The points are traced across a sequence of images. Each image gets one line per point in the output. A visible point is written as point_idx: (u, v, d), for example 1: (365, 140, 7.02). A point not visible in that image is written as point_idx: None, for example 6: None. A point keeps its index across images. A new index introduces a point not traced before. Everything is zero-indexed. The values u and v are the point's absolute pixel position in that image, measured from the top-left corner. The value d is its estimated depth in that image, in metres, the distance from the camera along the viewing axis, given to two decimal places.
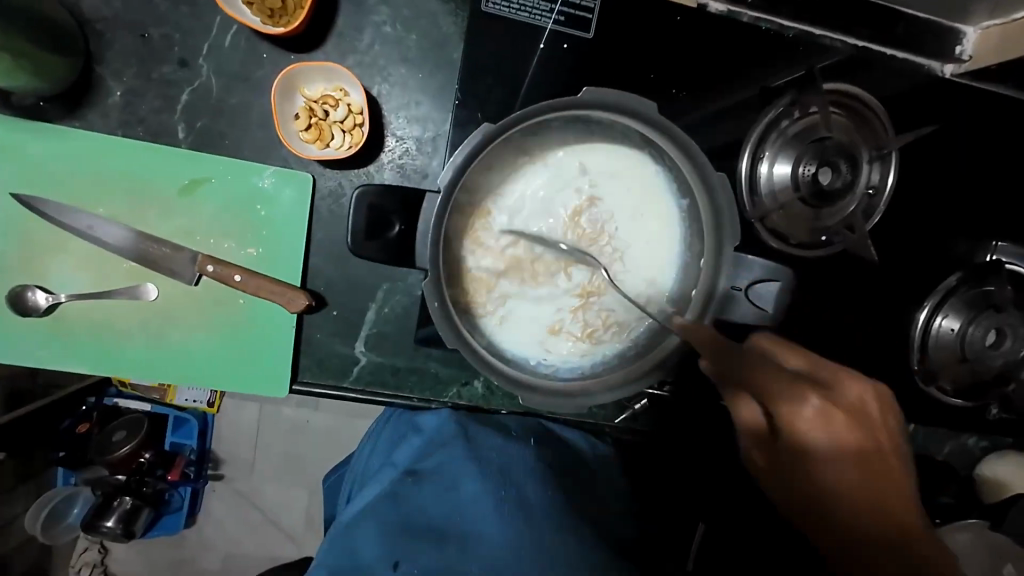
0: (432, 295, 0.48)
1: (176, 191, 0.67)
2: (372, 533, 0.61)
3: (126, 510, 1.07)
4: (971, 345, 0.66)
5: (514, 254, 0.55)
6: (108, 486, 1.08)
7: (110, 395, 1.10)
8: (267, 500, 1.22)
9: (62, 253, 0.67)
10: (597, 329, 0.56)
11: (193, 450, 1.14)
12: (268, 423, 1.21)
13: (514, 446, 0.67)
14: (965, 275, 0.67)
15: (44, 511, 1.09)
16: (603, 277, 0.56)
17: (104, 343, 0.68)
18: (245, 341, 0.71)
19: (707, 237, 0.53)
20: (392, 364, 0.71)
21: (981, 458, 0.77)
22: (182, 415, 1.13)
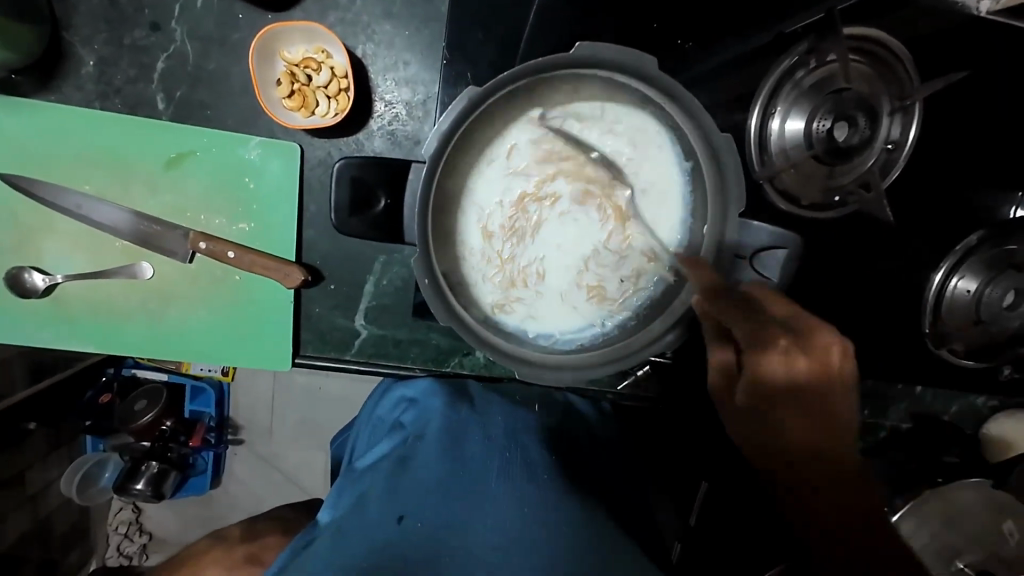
0: (422, 272, 0.47)
1: (162, 166, 0.65)
2: (379, 491, 0.60)
3: (154, 473, 1.11)
4: (987, 307, 0.63)
5: (507, 225, 0.53)
6: (136, 452, 1.11)
7: (127, 365, 1.13)
8: (285, 463, 1.28)
9: (54, 234, 0.66)
10: (604, 294, 0.54)
11: (212, 417, 1.17)
12: (282, 392, 1.24)
13: (518, 411, 0.69)
14: (988, 233, 0.63)
15: (78, 475, 1.14)
16: (612, 241, 0.53)
17: (107, 322, 0.69)
18: (245, 316, 0.71)
19: (710, 201, 0.50)
20: (393, 337, 0.71)
21: (987, 417, 0.76)
22: (198, 384, 1.15)
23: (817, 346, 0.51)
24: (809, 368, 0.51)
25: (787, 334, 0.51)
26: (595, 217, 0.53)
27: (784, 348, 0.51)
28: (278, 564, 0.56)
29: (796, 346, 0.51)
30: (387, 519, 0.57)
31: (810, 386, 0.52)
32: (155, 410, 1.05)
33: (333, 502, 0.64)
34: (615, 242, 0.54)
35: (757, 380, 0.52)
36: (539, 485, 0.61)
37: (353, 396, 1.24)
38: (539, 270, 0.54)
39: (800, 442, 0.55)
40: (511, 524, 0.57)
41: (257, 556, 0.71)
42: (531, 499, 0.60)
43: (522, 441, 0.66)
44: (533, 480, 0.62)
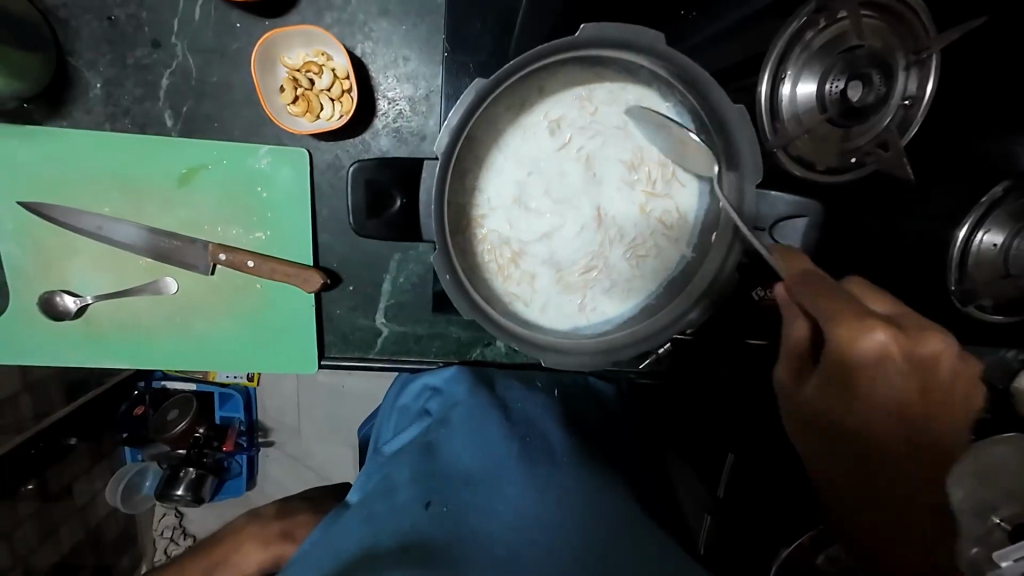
0: (442, 268, 0.46)
1: (176, 182, 0.66)
2: (404, 476, 0.61)
3: (192, 479, 1.16)
4: (1015, 259, 0.62)
5: (527, 229, 0.53)
6: (174, 459, 1.16)
7: (157, 378, 1.14)
8: (318, 460, 1.32)
9: (78, 256, 0.67)
10: (633, 268, 0.54)
11: (242, 422, 1.20)
12: (308, 393, 1.25)
13: (536, 395, 0.70)
14: (1011, 184, 0.62)
15: (121, 485, 1.17)
16: (638, 216, 0.53)
17: (138, 339, 0.71)
18: (267, 322, 0.72)
19: (725, 175, 0.49)
20: (415, 333, 0.76)
21: (1020, 371, 0.75)
22: (226, 391, 1.16)
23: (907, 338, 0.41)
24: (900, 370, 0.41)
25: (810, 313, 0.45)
26: (619, 193, 0.53)
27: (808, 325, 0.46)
28: (310, 540, 0.59)
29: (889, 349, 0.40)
30: (413, 502, 0.57)
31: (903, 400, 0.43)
32: (187, 419, 1.08)
33: (361, 483, 0.66)
34: (639, 219, 0.53)
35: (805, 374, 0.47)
36: (556, 466, 0.61)
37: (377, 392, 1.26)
38: (563, 250, 0.54)
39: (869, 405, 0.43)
40: (535, 506, 0.57)
41: (289, 532, 0.74)
42: (554, 481, 0.59)
43: (539, 422, 0.66)
44: (553, 461, 0.62)
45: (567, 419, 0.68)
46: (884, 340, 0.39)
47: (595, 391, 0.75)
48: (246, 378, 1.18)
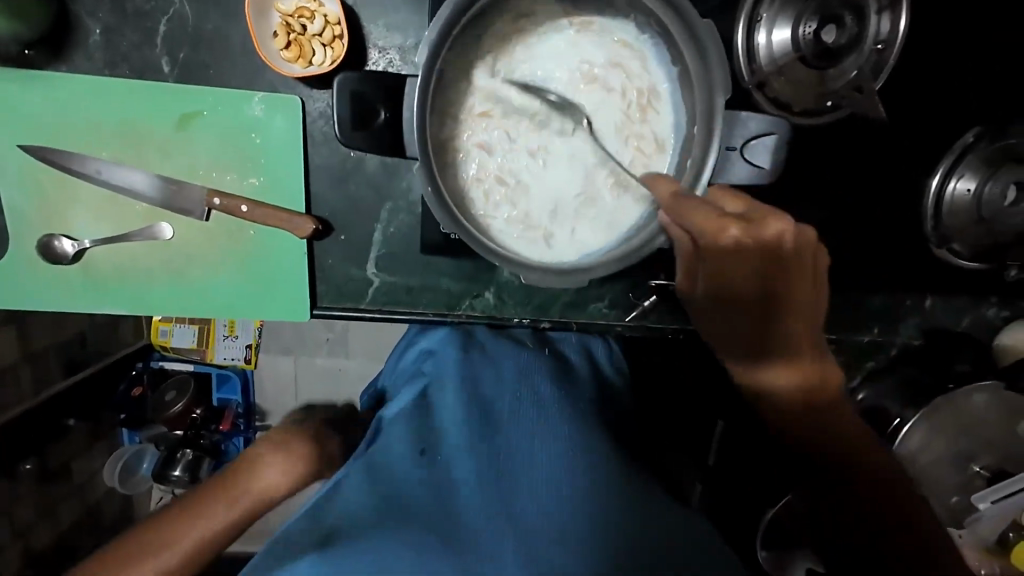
0: (423, 179, 0.48)
1: (173, 128, 0.68)
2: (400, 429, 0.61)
3: (189, 460, 1.16)
4: (988, 205, 0.64)
5: (517, 153, 0.55)
6: (171, 441, 1.18)
7: (155, 359, 1.19)
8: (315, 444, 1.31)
9: (77, 202, 0.69)
10: (613, 197, 0.56)
11: (239, 404, 1.22)
12: (305, 374, 1.25)
13: (528, 353, 0.73)
14: (982, 131, 0.65)
15: (118, 465, 1.18)
16: (618, 146, 0.55)
17: (135, 286, 0.72)
18: (261, 270, 0.74)
19: (698, 98, 0.50)
20: (405, 283, 0.78)
21: (1001, 328, 0.77)
22: (223, 372, 1.20)
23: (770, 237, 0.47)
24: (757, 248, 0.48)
25: (739, 224, 0.47)
26: (600, 123, 0.55)
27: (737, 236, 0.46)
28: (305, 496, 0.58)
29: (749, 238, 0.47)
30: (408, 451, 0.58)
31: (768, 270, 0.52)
32: (184, 399, 1.13)
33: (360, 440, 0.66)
34: (619, 148, 0.55)
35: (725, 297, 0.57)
36: (551, 416, 0.63)
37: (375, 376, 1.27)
38: (545, 179, 0.56)
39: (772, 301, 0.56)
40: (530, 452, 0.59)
41: None
42: (548, 429, 0.61)
43: (532, 377, 0.69)
44: (545, 411, 0.63)
45: (554, 375, 0.70)
46: (737, 235, 0.46)
47: (587, 354, 0.78)
48: (243, 360, 1.21)
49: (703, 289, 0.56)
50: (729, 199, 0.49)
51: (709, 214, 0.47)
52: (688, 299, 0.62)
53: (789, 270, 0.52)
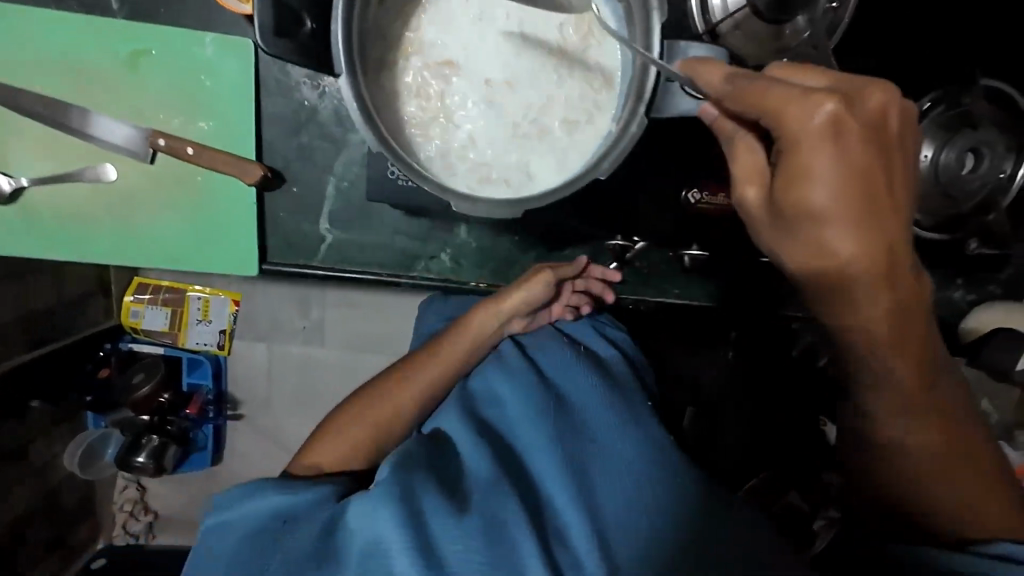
0: (350, 97, 0.46)
1: (119, 66, 0.67)
2: (453, 424, 0.57)
3: (155, 446, 1.08)
4: (945, 170, 0.65)
5: (462, 99, 0.54)
6: (134, 428, 1.09)
7: (126, 340, 1.11)
8: (288, 436, 1.23)
9: (17, 138, 0.67)
10: (561, 137, 0.55)
11: (209, 390, 1.14)
12: (279, 364, 1.16)
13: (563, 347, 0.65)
14: (941, 95, 0.64)
15: (80, 450, 1.10)
16: (561, 86, 0.54)
17: (75, 229, 0.71)
18: (208, 218, 0.72)
19: (638, 23, 0.48)
20: (359, 241, 0.76)
21: (968, 311, 0.77)
22: (196, 357, 1.12)
23: (872, 110, 0.35)
24: (865, 137, 0.34)
25: (833, 95, 0.34)
26: (542, 62, 0.54)
27: (831, 113, 0.34)
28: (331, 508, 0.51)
29: (843, 112, 0.34)
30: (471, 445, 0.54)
31: (869, 177, 0.35)
32: (152, 383, 1.06)
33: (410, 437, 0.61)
34: (561, 88, 0.54)
35: (833, 253, 0.36)
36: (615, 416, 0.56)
37: None
38: (486, 117, 0.55)
39: (876, 259, 0.36)
40: (621, 452, 0.53)
41: None
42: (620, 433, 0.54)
43: (590, 389, 0.59)
44: (618, 426, 0.55)
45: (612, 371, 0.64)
46: (832, 110, 0.34)
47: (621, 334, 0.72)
48: (217, 344, 1.15)
49: (798, 240, 0.37)
50: (801, 74, 0.37)
51: (791, 94, 0.35)
52: (794, 271, 0.39)
53: (892, 184, 0.36)
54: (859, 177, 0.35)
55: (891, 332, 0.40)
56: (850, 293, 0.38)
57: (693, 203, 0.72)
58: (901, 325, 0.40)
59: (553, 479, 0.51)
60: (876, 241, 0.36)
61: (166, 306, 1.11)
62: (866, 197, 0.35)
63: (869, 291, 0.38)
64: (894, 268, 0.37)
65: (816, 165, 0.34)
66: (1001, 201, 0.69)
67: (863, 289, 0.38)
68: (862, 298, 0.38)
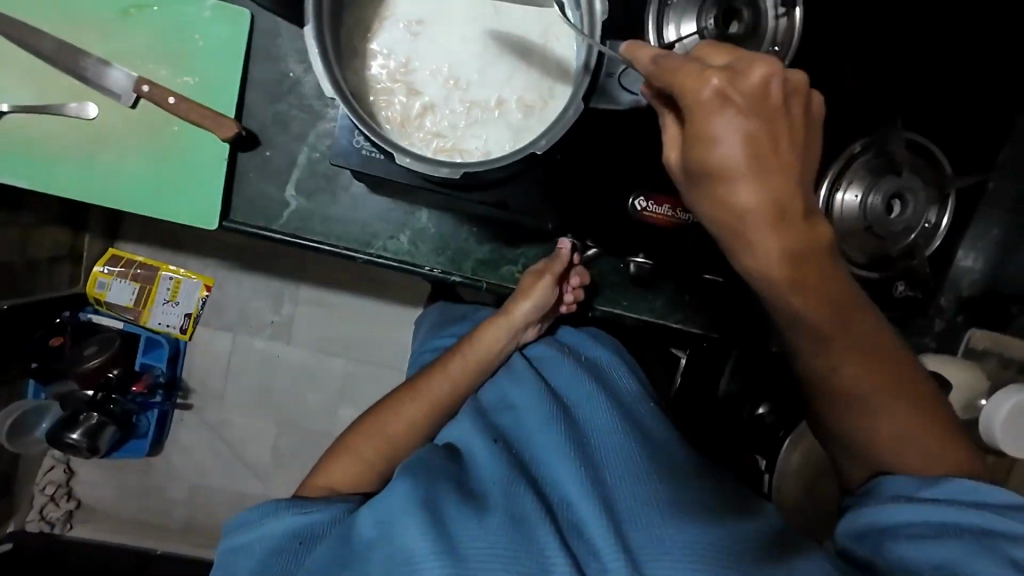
0: (316, 53, 0.51)
1: (117, 16, 0.71)
2: (470, 442, 0.70)
3: (92, 424, 1.21)
4: (872, 211, 0.70)
5: (427, 63, 0.59)
6: (79, 402, 1.24)
7: (86, 313, 1.28)
8: (234, 434, 1.40)
9: (12, 69, 0.72)
10: (518, 123, 0.60)
11: (162, 372, 1.32)
12: (240, 353, 1.38)
13: (567, 366, 0.77)
14: (867, 142, 0.70)
15: (11, 418, 1.19)
16: (520, 76, 0.60)
17: (44, 160, 0.73)
18: (177, 167, 0.74)
19: (586, 24, 0.54)
20: (321, 212, 0.78)
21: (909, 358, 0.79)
22: (155, 337, 1.31)
23: (755, 82, 0.42)
24: (748, 102, 0.42)
25: (719, 71, 0.42)
26: (504, 53, 0.60)
27: (717, 85, 0.41)
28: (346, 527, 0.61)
29: (728, 84, 0.41)
30: (488, 458, 0.66)
31: (756, 138, 0.41)
32: (103, 355, 1.22)
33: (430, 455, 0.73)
34: (520, 79, 0.60)
35: (729, 203, 0.43)
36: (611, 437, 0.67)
37: (309, 365, 1.40)
38: (448, 96, 0.60)
39: (772, 211, 0.43)
40: (607, 460, 0.64)
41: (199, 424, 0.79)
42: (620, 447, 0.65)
43: (590, 408, 0.71)
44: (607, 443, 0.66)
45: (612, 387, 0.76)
46: (719, 83, 0.41)
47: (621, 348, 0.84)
48: (178, 331, 1.34)
49: (706, 197, 0.44)
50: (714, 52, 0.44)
51: (690, 71, 0.42)
52: (709, 227, 0.46)
53: (777, 141, 0.42)
54: (747, 136, 0.41)
55: (789, 271, 0.46)
56: (759, 237, 0.44)
57: (640, 210, 0.74)
58: (808, 276, 0.47)
59: (566, 481, 0.61)
60: (769, 193, 0.42)
61: (135, 281, 1.32)
62: (756, 152, 0.42)
63: (767, 236, 0.44)
64: (791, 218, 0.44)
65: (726, 160, 0.42)
66: (920, 249, 0.74)
67: (762, 235, 0.44)
68: (765, 244, 0.44)
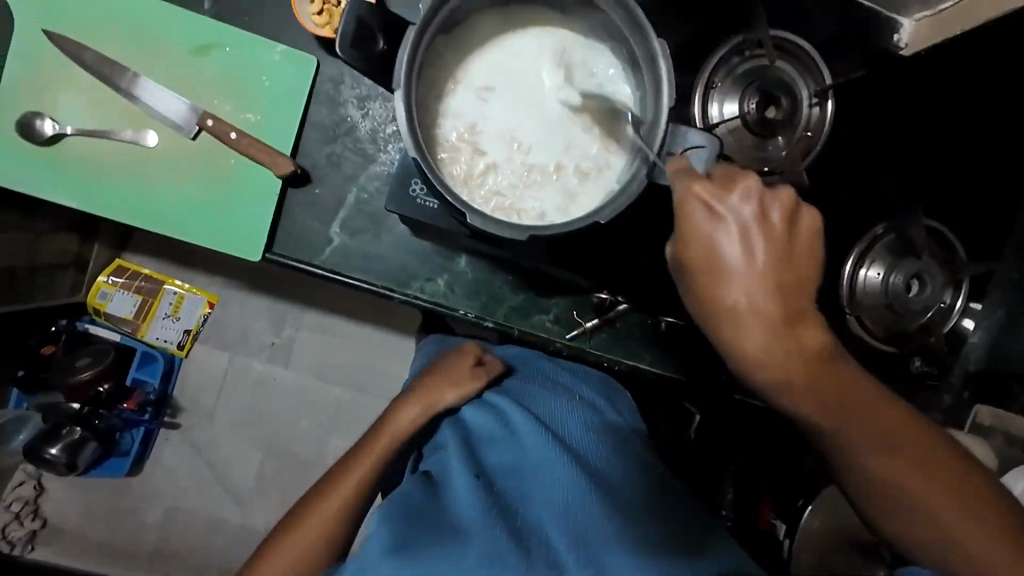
0: (402, 112, 0.52)
1: (190, 52, 0.74)
2: (451, 471, 0.66)
3: (73, 440, 1.16)
4: (893, 290, 0.75)
5: (495, 127, 0.62)
6: (61, 415, 1.17)
7: (82, 322, 1.24)
8: (219, 457, 1.36)
9: (75, 92, 0.72)
10: (576, 188, 0.63)
11: (153, 389, 1.28)
12: (236, 374, 1.36)
13: (559, 402, 0.78)
14: (889, 225, 0.75)
15: None
16: (581, 146, 0.63)
17: (95, 181, 0.73)
18: (228, 198, 0.76)
19: (648, 103, 0.57)
20: (362, 250, 0.80)
21: None
22: (151, 352, 1.27)
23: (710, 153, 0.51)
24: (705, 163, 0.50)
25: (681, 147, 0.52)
26: (566, 124, 0.63)
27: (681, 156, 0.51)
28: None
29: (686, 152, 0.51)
30: (468, 488, 0.62)
31: (716, 184, 0.49)
32: (94, 368, 1.16)
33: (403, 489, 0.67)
34: (581, 148, 0.63)
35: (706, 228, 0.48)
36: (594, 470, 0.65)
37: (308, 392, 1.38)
38: (511, 159, 0.63)
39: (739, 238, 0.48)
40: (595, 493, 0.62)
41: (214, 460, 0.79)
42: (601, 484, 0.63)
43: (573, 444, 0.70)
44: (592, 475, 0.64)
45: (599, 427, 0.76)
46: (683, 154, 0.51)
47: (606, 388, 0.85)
48: (174, 346, 1.33)
49: (685, 225, 0.49)
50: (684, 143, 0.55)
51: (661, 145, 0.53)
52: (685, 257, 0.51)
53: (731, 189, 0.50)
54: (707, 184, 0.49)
55: (769, 291, 0.48)
56: (735, 256, 0.48)
57: None
58: (790, 301, 0.48)
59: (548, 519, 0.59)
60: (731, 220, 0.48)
61: (137, 294, 1.30)
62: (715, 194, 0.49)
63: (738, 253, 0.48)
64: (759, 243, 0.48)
65: (712, 198, 0.48)
66: (938, 326, 0.78)
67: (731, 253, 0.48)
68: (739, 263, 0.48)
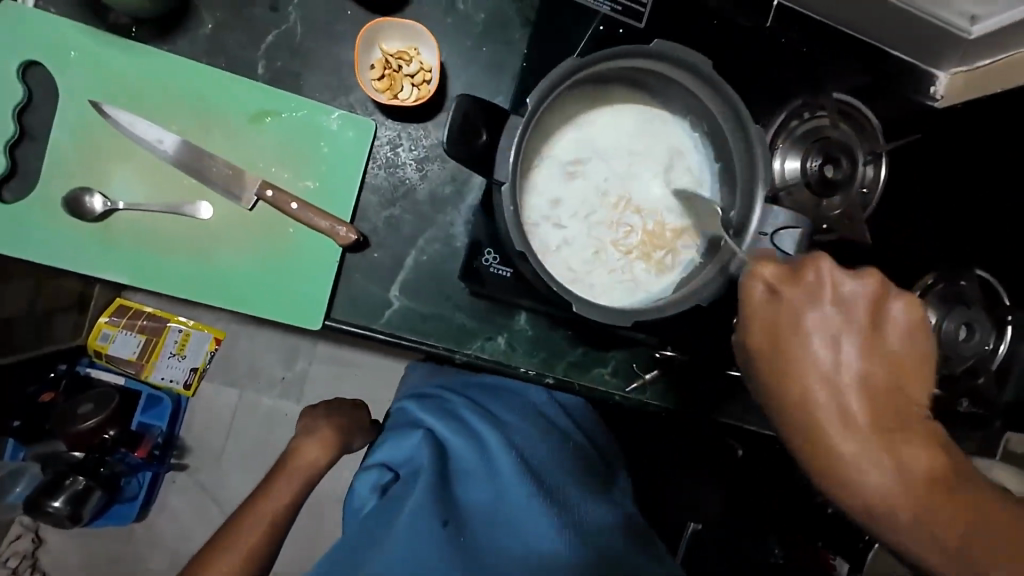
0: (507, 198, 0.54)
1: (246, 120, 0.72)
2: (415, 502, 0.63)
3: (77, 491, 1.07)
4: (946, 336, 0.76)
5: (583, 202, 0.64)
6: (62, 465, 1.09)
7: (82, 366, 1.19)
8: (228, 498, 1.30)
9: (127, 165, 0.70)
10: (661, 260, 0.64)
11: (160, 433, 1.22)
12: (244, 413, 1.32)
13: (541, 445, 0.75)
14: (939, 274, 0.78)
15: None
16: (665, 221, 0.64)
17: (146, 255, 0.70)
18: (286, 266, 0.74)
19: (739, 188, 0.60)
20: (422, 311, 0.77)
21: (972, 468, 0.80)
22: (156, 393, 1.22)
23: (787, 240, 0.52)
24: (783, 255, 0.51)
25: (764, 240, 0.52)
26: (652, 199, 0.64)
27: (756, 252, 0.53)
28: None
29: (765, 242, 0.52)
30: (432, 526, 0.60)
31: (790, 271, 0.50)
32: (100, 415, 1.09)
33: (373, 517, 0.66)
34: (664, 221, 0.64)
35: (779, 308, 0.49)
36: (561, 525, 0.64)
37: None
38: (597, 232, 0.63)
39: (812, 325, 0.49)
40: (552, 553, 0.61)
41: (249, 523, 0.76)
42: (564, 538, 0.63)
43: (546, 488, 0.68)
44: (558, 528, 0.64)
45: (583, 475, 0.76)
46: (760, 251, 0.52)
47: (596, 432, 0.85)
48: (180, 385, 1.27)
49: (756, 304, 0.50)
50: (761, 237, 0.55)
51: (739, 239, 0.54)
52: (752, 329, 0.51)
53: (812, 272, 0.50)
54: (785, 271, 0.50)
55: (830, 367, 0.48)
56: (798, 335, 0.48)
57: None
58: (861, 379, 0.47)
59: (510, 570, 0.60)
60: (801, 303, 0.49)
61: (140, 334, 1.23)
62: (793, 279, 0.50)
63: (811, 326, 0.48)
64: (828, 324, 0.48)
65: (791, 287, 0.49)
66: (988, 367, 0.79)
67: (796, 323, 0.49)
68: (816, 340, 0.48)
